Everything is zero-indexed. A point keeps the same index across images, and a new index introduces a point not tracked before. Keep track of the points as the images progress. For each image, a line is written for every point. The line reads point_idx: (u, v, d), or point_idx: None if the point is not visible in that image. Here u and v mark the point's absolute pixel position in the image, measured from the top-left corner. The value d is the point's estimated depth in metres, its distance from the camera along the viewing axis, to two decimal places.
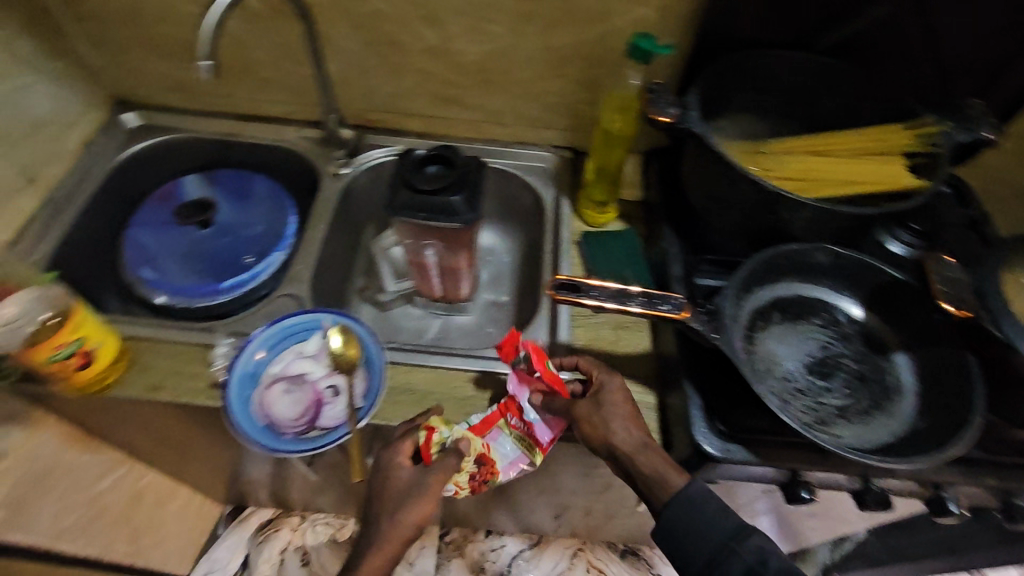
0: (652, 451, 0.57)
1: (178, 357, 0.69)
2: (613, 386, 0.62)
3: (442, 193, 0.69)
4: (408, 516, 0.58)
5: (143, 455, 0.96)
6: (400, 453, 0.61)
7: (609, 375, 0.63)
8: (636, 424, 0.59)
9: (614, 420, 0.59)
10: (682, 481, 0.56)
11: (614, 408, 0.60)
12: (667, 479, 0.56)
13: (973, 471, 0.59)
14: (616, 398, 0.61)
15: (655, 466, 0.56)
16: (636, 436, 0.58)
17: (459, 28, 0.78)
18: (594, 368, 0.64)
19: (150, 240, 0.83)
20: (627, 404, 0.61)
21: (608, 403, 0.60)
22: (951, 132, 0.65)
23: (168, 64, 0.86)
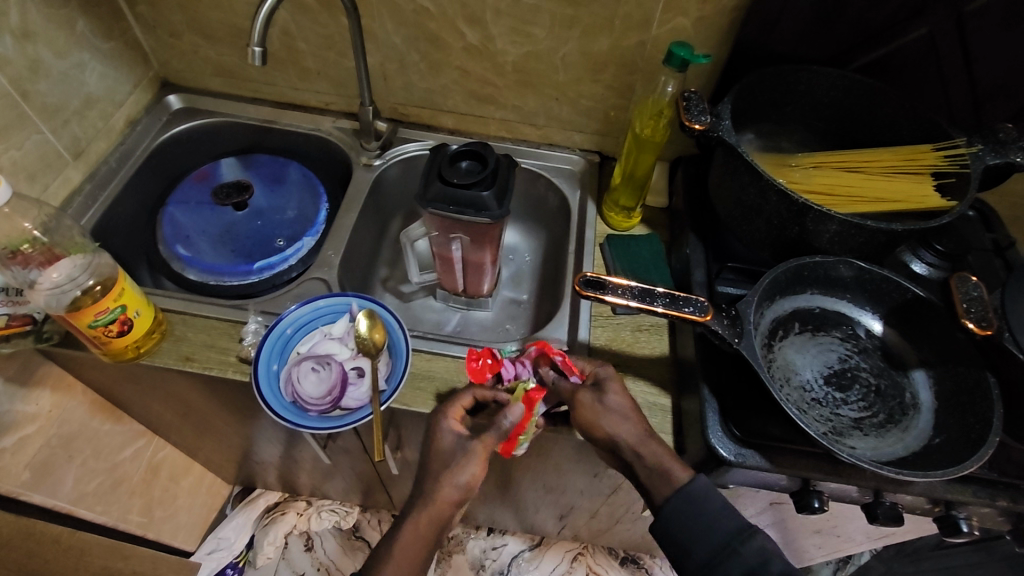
0: (654, 442, 0.58)
1: (210, 331, 0.72)
2: (610, 374, 0.63)
3: (473, 188, 0.71)
4: (452, 482, 0.57)
5: (164, 428, 0.98)
6: (449, 418, 0.62)
7: (604, 366, 0.64)
8: (638, 416, 0.60)
9: (615, 410, 0.60)
10: (685, 475, 0.56)
11: (617, 397, 0.61)
12: (669, 471, 0.57)
13: (984, 491, 0.59)
14: (615, 386, 0.62)
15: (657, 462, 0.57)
16: (638, 426, 0.59)
17: (499, 29, 0.80)
18: (586, 365, 0.65)
19: (186, 217, 0.86)
20: (624, 392, 0.62)
21: (608, 392, 0.61)
22: (980, 154, 0.65)
23: (215, 49, 0.90)
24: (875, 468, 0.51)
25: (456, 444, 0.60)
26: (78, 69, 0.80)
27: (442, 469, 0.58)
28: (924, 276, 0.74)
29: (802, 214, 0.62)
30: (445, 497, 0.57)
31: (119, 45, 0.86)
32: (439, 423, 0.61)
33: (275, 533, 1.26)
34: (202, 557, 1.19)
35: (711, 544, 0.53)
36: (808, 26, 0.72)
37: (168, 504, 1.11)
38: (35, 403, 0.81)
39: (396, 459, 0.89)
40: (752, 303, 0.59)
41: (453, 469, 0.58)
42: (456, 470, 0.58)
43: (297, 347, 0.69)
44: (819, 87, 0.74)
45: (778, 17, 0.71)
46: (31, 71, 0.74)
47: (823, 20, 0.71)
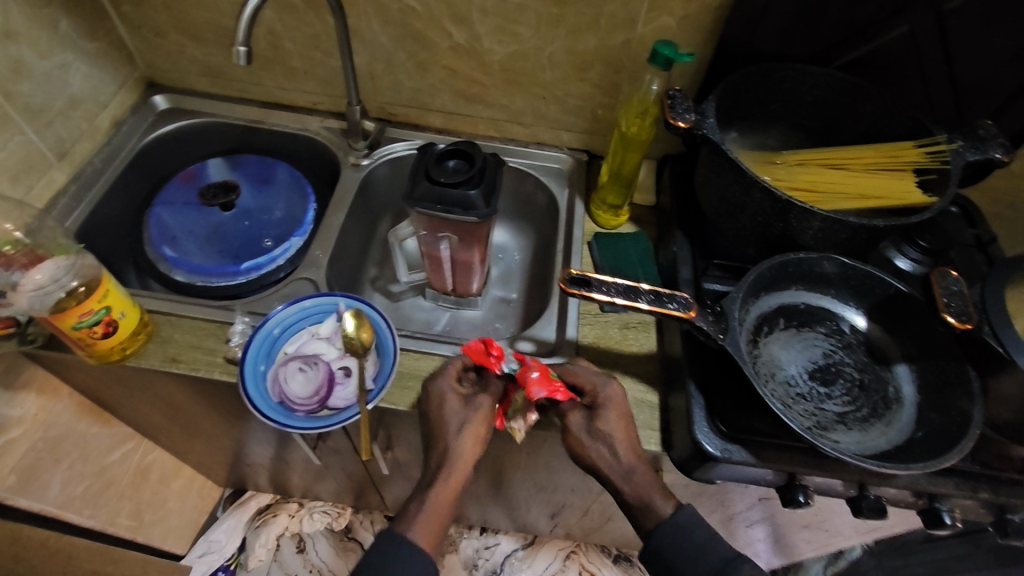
0: (639, 476, 0.59)
1: (197, 332, 0.72)
2: (614, 394, 0.62)
3: (460, 187, 0.71)
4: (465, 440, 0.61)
5: (152, 431, 0.98)
6: (447, 380, 0.64)
7: (605, 384, 0.62)
8: (629, 446, 0.60)
9: (607, 441, 0.59)
10: (667, 507, 0.57)
11: (614, 425, 0.60)
12: (650, 503, 0.58)
13: (967, 483, 0.60)
14: (615, 412, 0.60)
15: (644, 492, 0.58)
16: (626, 461, 0.59)
17: (486, 28, 0.80)
18: (588, 380, 0.63)
19: (173, 218, 0.85)
20: (620, 418, 0.60)
21: (604, 420, 0.60)
22: (960, 151, 0.66)
23: (201, 49, 0.89)
24: (858, 461, 0.51)
25: (461, 405, 0.63)
26: (62, 70, 0.79)
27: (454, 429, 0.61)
28: (908, 272, 0.74)
29: (785, 211, 0.62)
30: (463, 455, 0.60)
31: (103, 45, 0.85)
32: (437, 385, 0.64)
33: (267, 535, 1.25)
34: (193, 561, 1.18)
35: None
36: (791, 24, 0.73)
37: (158, 507, 1.10)
38: (20, 406, 0.80)
39: (386, 459, 0.89)
40: (736, 300, 0.60)
41: (463, 427, 0.61)
42: (467, 429, 0.61)
43: (284, 347, 0.69)
44: (803, 85, 0.75)
45: (762, 15, 0.72)
46: (13, 72, 0.73)
47: (807, 19, 0.72)
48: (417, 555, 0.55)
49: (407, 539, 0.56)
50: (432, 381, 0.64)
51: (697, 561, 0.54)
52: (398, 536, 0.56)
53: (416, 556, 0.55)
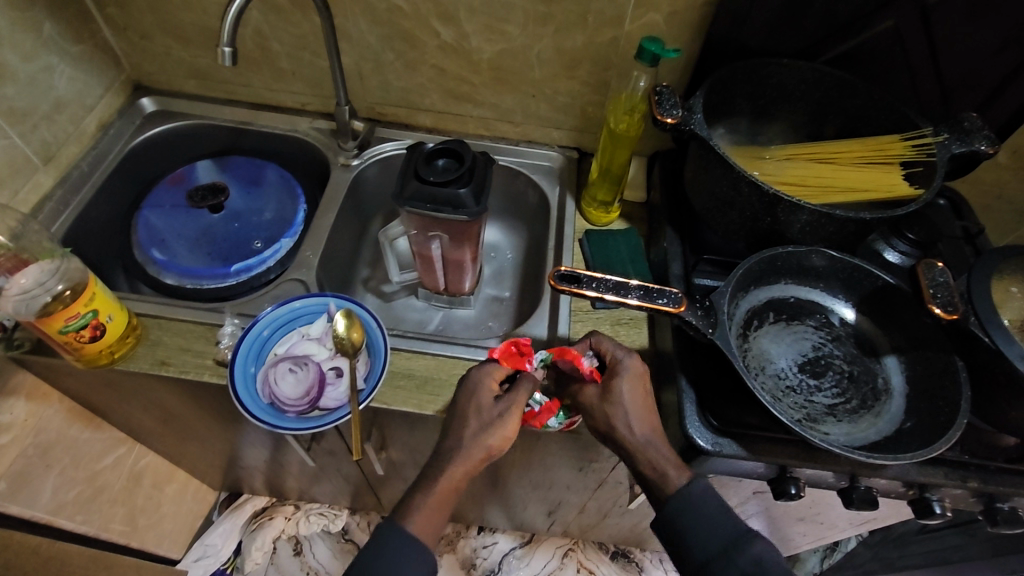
0: (653, 448, 0.58)
1: (187, 335, 0.72)
2: (634, 365, 0.62)
3: (450, 186, 0.71)
4: (485, 441, 0.58)
5: (144, 435, 0.97)
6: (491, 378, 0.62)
7: (624, 352, 0.62)
8: (644, 417, 0.59)
9: (620, 409, 0.59)
10: (681, 479, 0.56)
11: (630, 392, 0.60)
12: (663, 476, 0.57)
13: (957, 473, 0.60)
14: (632, 380, 0.60)
15: (655, 464, 0.57)
16: (638, 431, 0.58)
17: (473, 26, 0.80)
18: (608, 350, 0.63)
19: (161, 221, 0.85)
20: (638, 387, 0.60)
21: (620, 387, 0.60)
22: (946, 143, 0.66)
23: (189, 51, 0.89)
24: (847, 452, 0.52)
25: (494, 402, 0.60)
26: (46, 72, 0.79)
27: (473, 424, 0.59)
28: (897, 264, 0.75)
29: (772, 205, 0.62)
30: (481, 453, 0.58)
31: (88, 48, 0.85)
32: (480, 382, 0.61)
33: (263, 538, 1.25)
34: (189, 564, 1.20)
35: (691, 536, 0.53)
36: (777, 20, 0.73)
37: (152, 512, 1.10)
38: (9, 412, 0.80)
39: (381, 460, 0.89)
40: (726, 294, 0.60)
41: (488, 425, 0.58)
42: (491, 428, 0.58)
43: (274, 349, 0.69)
44: (790, 79, 0.75)
45: (748, 11, 0.72)
46: None
47: (793, 14, 0.72)
48: (413, 550, 0.54)
49: (405, 531, 0.55)
50: (472, 379, 0.62)
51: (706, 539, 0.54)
52: (396, 527, 0.55)
53: (410, 551, 0.54)
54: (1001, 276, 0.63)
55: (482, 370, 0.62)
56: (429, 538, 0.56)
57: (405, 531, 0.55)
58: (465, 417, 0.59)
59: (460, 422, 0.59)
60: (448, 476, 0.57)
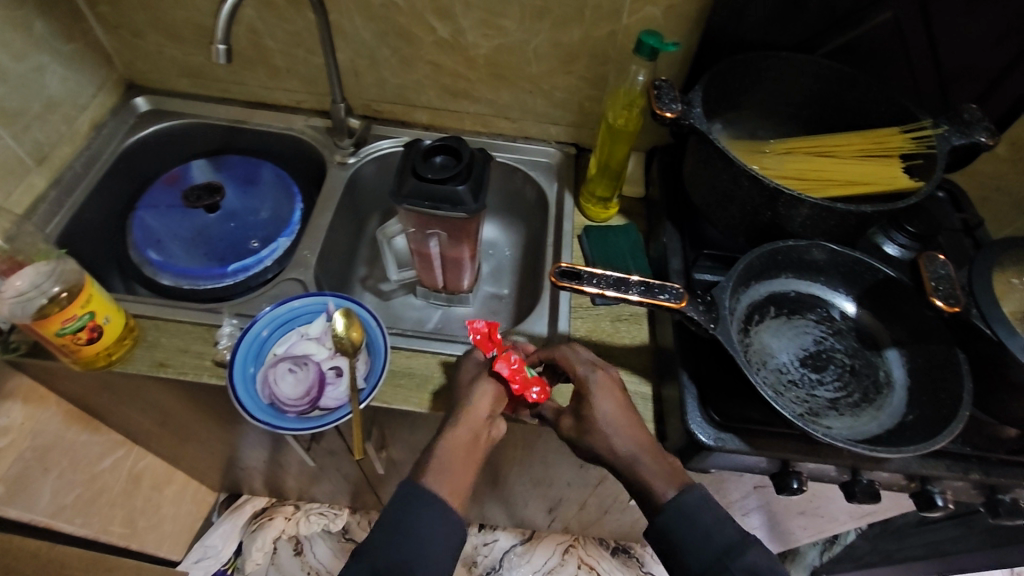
0: (642, 463, 0.57)
1: (185, 336, 0.71)
2: (601, 382, 0.60)
3: (448, 183, 0.70)
4: (480, 397, 0.59)
5: (142, 438, 0.97)
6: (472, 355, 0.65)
7: (589, 369, 0.61)
8: (625, 434, 0.58)
9: (601, 432, 0.58)
10: (670, 492, 0.55)
11: (604, 412, 0.58)
12: (652, 489, 0.56)
13: (960, 465, 0.60)
14: (603, 399, 0.59)
15: (644, 477, 0.57)
16: (621, 451, 0.57)
17: (469, 22, 0.79)
18: (574, 368, 0.62)
19: (157, 221, 0.84)
20: (612, 404, 0.59)
21: (594, 408, 0.59)
22: (946, 135, 0.66)
23: (182, 48, 0.88)
24: (850, 446, 0.52)
25: (475, 369, 0.63)
26: (37, 72, 0.78)
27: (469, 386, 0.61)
28: (896, 257, 0.75)
29: (773, 198, 0.62)
30: (481, 409, 0.59)
31: (80, 47, 0.84)
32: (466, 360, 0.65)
33: (264, 538, 1.24)
34: (190, 566, 1.19)
35: (701, 538, 0.53)
36: (775, 13, 0.73)
37: (151, 514, 1.10)
38: (6, 416, 0.79)
39: (381, 459, 0.88)
40: (727, 289, 0.60)
41: (482, 383, 0.60)
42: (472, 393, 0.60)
43: (273, 349, 0.68)
44: (788, 73, 0.75)
45: (746, 4, 0.71)
46: None
47: (791, 7, 0.72)
48: (438, 504, 0.53)
49: (425, 486, 0.54)
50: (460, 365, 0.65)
51: (700, 551, 0.53)
52: (417, 485, 0.54)
53: (434, 509, 0.52)
54: (1000, 268, 0.63)
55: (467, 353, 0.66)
56: (454, 496, 0.54)
57: (425, 483, 0.54)
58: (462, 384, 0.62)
59: (459, 389, 0.61)
60: (457, 432, 0.57)
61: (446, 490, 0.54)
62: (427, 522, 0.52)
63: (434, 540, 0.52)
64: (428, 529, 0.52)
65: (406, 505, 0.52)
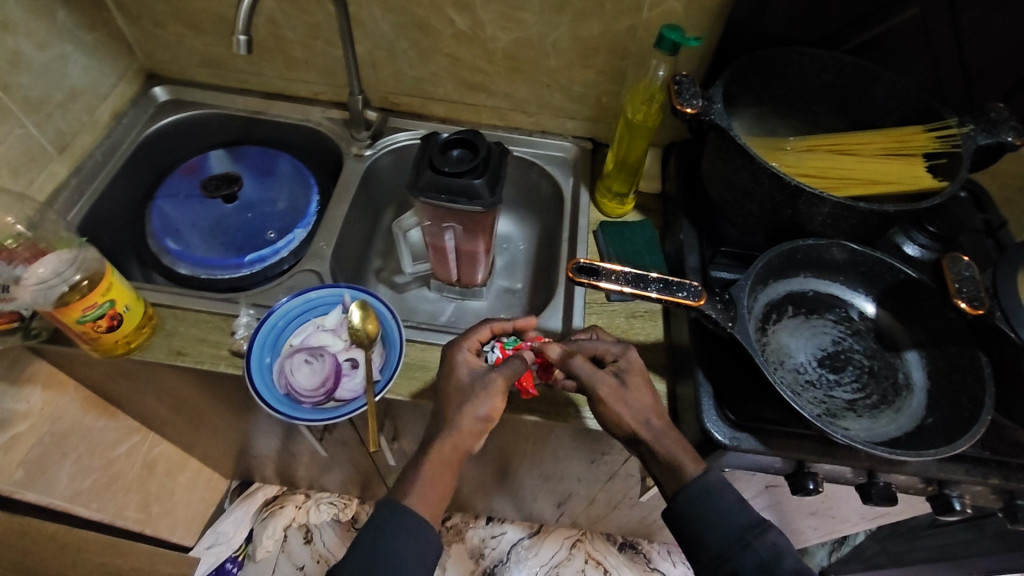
0: (669, 441, 0.57)
1: (203, 325, 0.72)
2: (633, 360, 0.60)
3: (464, 176, 0.70)
4: (474, 412, 0.57)
5: (158, 424, 0.98)
6: (465, 348, 0.62)
7: (624, 347, 0.61)
8: (655, 410, 0.57)
9: (636, 402, 0.57)
10: (697, 472, 0.56)
11: (634, 386, 0.58)
12: (680, 468, 0.56)
13: (978, 470, 0.59)
14: (634, 373, 0.59)
15: (668, 464, 0.56)
16: (654, 425, 0.57)
17: (488, 14, 0.79)
18: (603, 348, 0.61)
19: (176, 211, 0.85)
20: (645, 384, 0.59)
21: (627, 379, 0.58)
22: (972, 134, 0.65)
23: (202, 39, 0.88)
24: (868, 448, 0.51)
25: (472, 376, 0.60)
26: (60, 61, 0.78)
27: (454, 393, 0.59)
28: (917, 258, 0.74)
29: (794, 196, 0.61)
30: (466, 429, 0.57)
31: (101, 37, 0.85)
32: (457, 353, 0.62)
33: (274, 526, 1.26)
34: (201, 551, 1.21)
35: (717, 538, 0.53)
36: (800, 8, 0.72)
37: (165, 499, 1.12)
38: (26, 400, 0.80)
39: (393, 450, 0.89)
40: (745, 287, 0.59)
41: (474, 401, 0.57)
42: (468, 405, 0.57)
43: (290, 339, 0.68)
44: (810, 69, 0.74)
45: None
46: (11, 63, 0.72)
47: (816, 2, 0.71)
48: (416, 532, 0.53)
49: (403, 510, 0.54)
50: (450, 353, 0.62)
51: (711, 534, 0.53)
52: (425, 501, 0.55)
53: (413, 529, 0.53)
54: None
55: (457, 344, 0.62)
56: (429, 517, 0.55)
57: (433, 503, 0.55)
58: (450, 395, 0.59)
59: (444, 398, 0.59)
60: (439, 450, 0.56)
61: (424, 511, 0.55)
62: (404, 547, 0.53)
63: (409, 560, 0.53)
64: (406, 551, 0.53)
65: (382, 533, 0.53)
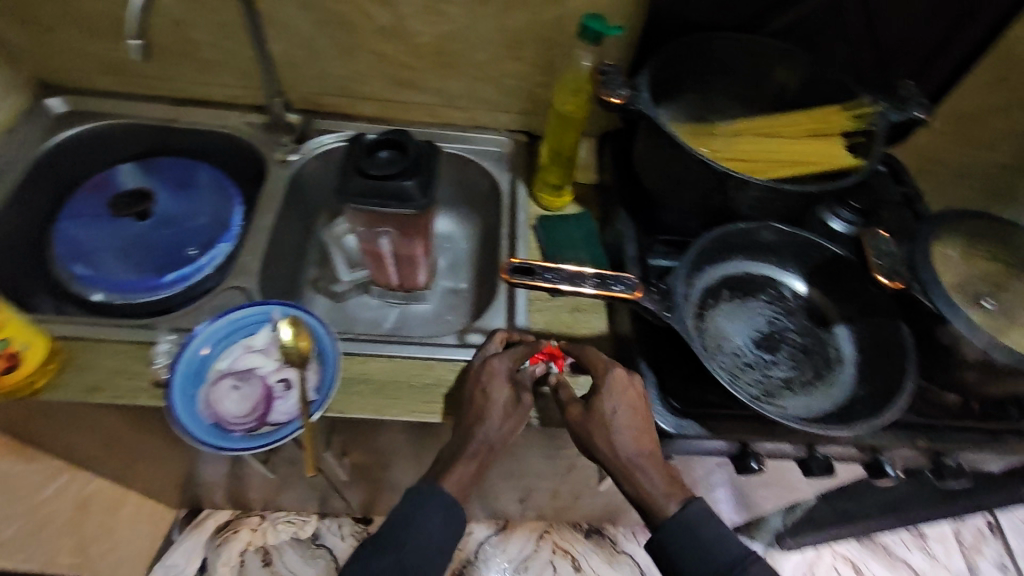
0: (644, 470, 0.57)
1: (121, 355, 0.66)
2: (617, 376, 0.59)
3: (395, 179, 0.68)
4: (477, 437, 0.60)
5: (86, 461, 0.91)
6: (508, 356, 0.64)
7: (612, 368, 0.60)
8: (633, 436, 0.57)
9: (607, 427, 0.57)
10: (672, 505, 0.56)
11: (618, 409, 0.58)
12: (654, 497, 0.56)
13: (906, 434, 0.62)
14: (619, 396, 0.58)
15: (646, 486, 0.56)
16: (626, 452, 0.57)
17: (409, 8, 0.76)
18: (597, 365, 0.61)
19: (83, 233, 0.78)
20: (631, 408, 0.58)
21: (606, 402, 0.58)
22: (884, 111, 0.68)
23: (99, 43, 0.81)
24: (800, 426, 0.53)
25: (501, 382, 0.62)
26: None
27: (489, 393, 0.61)
28: (843, 233, 0.75)
29: (722, 182, 0.62)
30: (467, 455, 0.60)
31: None
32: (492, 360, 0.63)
33: (229, 552, 1.20)
34: None
35: None
36: None
37: (104, 539, 1.05)
38: None
39: (344, 464, 0.86)
40: (681, 275, 0.60)
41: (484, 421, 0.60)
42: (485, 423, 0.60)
43: (216, 364, 0.64)
44: (732, 53, 0.75)
45: None
46: None
47: None
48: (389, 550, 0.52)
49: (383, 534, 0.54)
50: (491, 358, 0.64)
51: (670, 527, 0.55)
52: None
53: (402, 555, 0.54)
54: (940, 242, 0.65)
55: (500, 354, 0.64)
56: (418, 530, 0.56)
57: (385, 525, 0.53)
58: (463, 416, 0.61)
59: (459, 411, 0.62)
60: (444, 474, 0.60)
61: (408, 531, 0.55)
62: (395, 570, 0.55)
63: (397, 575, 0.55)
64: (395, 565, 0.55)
65: None
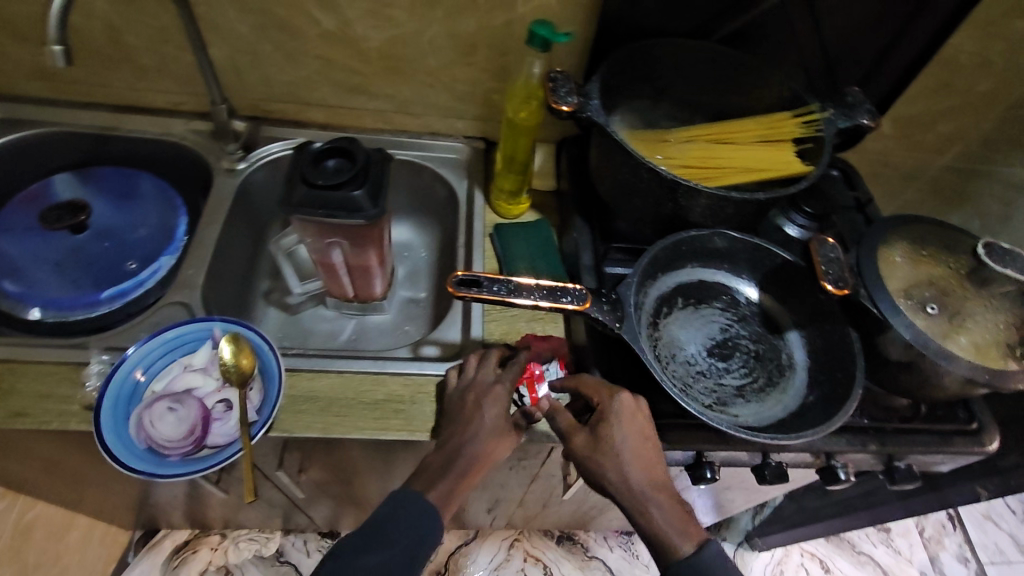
0: (656, 504, 0.53)
1: (50, 378, 0.63)
2: (623, 402, 0.56)
3: (340, 189, 0.66)
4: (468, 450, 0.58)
5: (25, 487, 0.86)
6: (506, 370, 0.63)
7: (615, 395, 0.57)
8: (641, 466, 0.54)
9: (614, 458, 0.54)
10: (687, 546, 0.52)
11: (626, 439, 0.55)
12: (666, 537, 0.53)
13: (857, 439, 0.62)
14: (626, 424, 0.55)
15: (659, 524, 0.53)
16: (637, 485, 0.54)
17: (356, 12, 0.74)
18: (597, 390, 0.58)
19: (12, 248, 0.74)
20: (640, 438, 0.55)
21: (614, 431, 0.55)
22: (832, 118, 0.68)
23: (28, 49, 0.77)
24: (752, 437, 0.52)
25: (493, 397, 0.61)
26: None
27: (485, 410, 0.60)
28: (797, 238, 0.76)
29: (672, 190, 0.61)
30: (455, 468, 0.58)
31: None
32: (484, 372, 0.63)
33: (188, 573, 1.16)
34: None
35: None
36: None
37: (51, 566, 1.00)
38: None
39: (301, 482, 0.83)
40: (632, 285, 0.58)
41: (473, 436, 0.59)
42: (475, 438, 0.59)
43: (152, 386, 0.62)
44: (684, 59, 0.74)
45: None
46: None
47: None
48: None
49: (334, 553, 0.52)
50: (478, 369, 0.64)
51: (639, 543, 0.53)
52: None
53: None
54: (887, 246, 0.66)
55: (483, 364, 0.64)
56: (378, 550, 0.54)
57: None
58: (456, 429, 0.60)
59: (454, 424, 0.60)
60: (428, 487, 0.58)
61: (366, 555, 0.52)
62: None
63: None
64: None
65: None
